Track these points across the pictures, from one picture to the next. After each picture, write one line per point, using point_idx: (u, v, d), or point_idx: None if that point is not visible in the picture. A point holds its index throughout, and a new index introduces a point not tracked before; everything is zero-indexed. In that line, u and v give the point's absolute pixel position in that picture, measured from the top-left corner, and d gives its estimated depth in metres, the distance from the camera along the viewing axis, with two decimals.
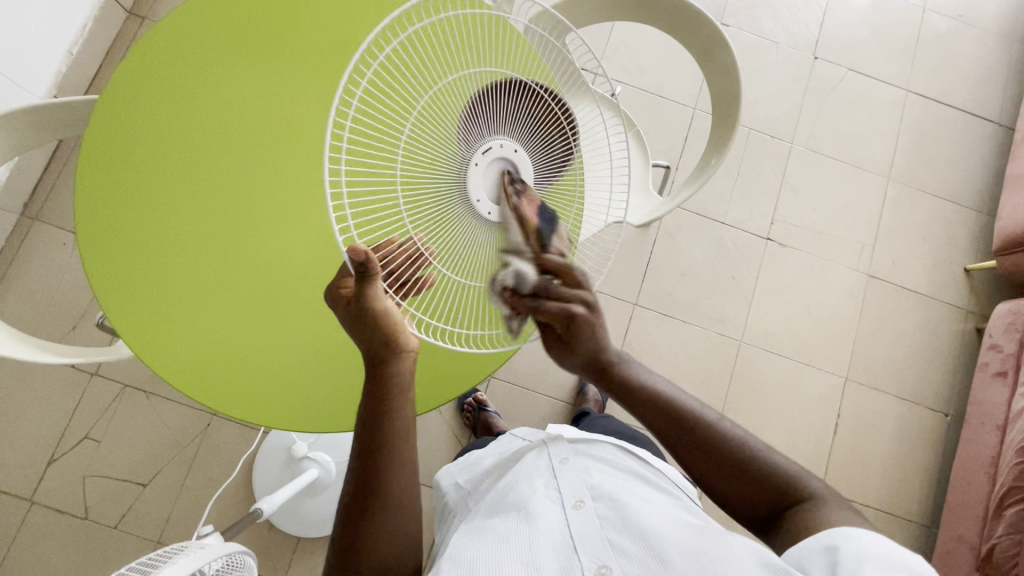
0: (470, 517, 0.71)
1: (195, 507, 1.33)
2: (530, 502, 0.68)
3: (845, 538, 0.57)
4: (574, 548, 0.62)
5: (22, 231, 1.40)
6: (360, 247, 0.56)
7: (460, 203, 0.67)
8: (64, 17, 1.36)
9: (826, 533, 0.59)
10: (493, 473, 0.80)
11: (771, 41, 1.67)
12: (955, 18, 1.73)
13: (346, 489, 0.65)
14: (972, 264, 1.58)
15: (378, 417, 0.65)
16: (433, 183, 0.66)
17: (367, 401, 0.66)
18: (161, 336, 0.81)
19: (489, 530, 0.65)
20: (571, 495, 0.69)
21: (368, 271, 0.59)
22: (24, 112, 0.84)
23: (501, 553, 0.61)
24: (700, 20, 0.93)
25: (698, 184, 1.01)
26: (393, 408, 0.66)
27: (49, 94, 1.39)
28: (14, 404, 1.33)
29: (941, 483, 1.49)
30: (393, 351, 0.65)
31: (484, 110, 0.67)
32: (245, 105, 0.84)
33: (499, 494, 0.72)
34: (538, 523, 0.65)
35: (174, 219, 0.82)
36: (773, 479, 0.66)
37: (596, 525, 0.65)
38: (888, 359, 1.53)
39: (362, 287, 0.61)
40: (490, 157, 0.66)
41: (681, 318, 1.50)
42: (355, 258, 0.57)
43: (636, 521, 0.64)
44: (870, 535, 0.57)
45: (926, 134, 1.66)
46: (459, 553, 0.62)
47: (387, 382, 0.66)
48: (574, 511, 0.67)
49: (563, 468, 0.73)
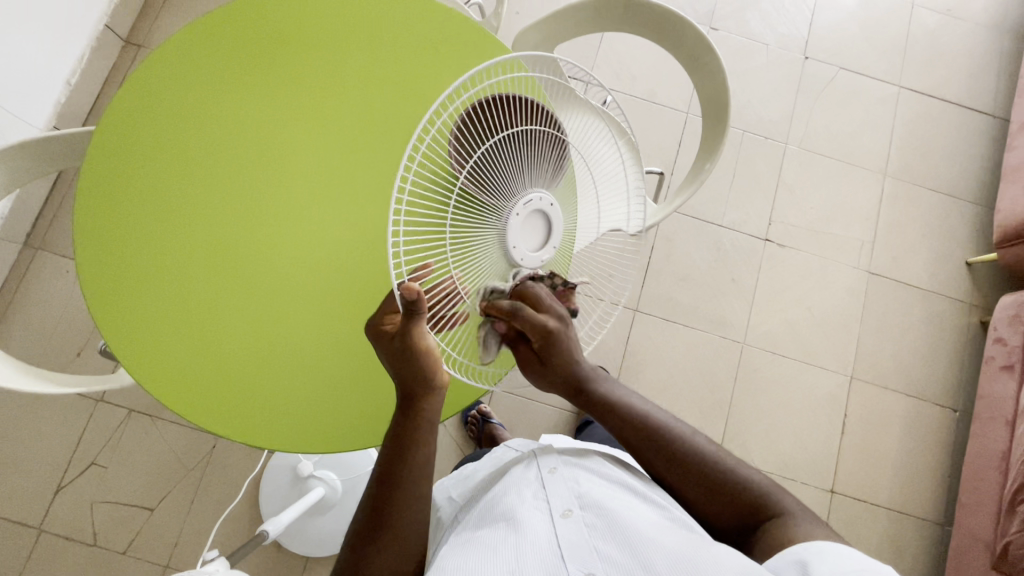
0: (460, 530, 0.71)
1: (203, 530, 1.33)
2: (518, 512, 0.67)
3: (823, 552, 0.59)
4: (561, 554, 0.62)
5: (24, 262, 1.42)
6: (416, 287, 0.53)
7: (498, 252, 0.60)
8: (62, 51, 1.39)
9: (797, 546, 0.62)
10: (484, 485, 0.80)
11: (761, 42, 1.68)
12: (944, 13, 1.74)
13: (358, 517, 0.65)
14: (974, 257, 1.57)
15: (400, 453, 0.65)
16: (474, 238, 0.58)
17: (396, 434, 0.66)
18: (165, 363, 0.82)
19: (477, 541, 0.65)
20: (560, 503, 0.69)
21: (417, 309, 0.56)
22: (24, 146, 0.86)
23: (486, 562, 0.61)
24: (685, 29, 0.94)
25: (690, 189, 1.01)
26: (423, 441, 0.66)
27: (49, 126, 1.41)
28: (21, 433, 1.34)
29: (953, 480, 1.47)
30: (431, 387, 0.65)
31: (523, 154, 0.60)
32: (240, 132, 0.85)
33: (489, 506, 0.72)
34: (525, 532, 0.64)
35: (170, 240, 0.83)
36: (746, 490, 0.70)
37: (584, 533, 0.64)
38: (892, 356, 1.52)
39: (409, 324, 0.58)
40: (530, 208, 0.59)
41: (682, 323, 1.50)
42: (406, 296, 0.54)
43: (624, 529, 0.64)
44: (846, 549, 0.59)
45: (920, 129, 1.66)
46: (445, 566, 0.62)
47: (419, 416, 0.66)
48: (562, 520, 0.66)
49: (553, 478, 0.73)
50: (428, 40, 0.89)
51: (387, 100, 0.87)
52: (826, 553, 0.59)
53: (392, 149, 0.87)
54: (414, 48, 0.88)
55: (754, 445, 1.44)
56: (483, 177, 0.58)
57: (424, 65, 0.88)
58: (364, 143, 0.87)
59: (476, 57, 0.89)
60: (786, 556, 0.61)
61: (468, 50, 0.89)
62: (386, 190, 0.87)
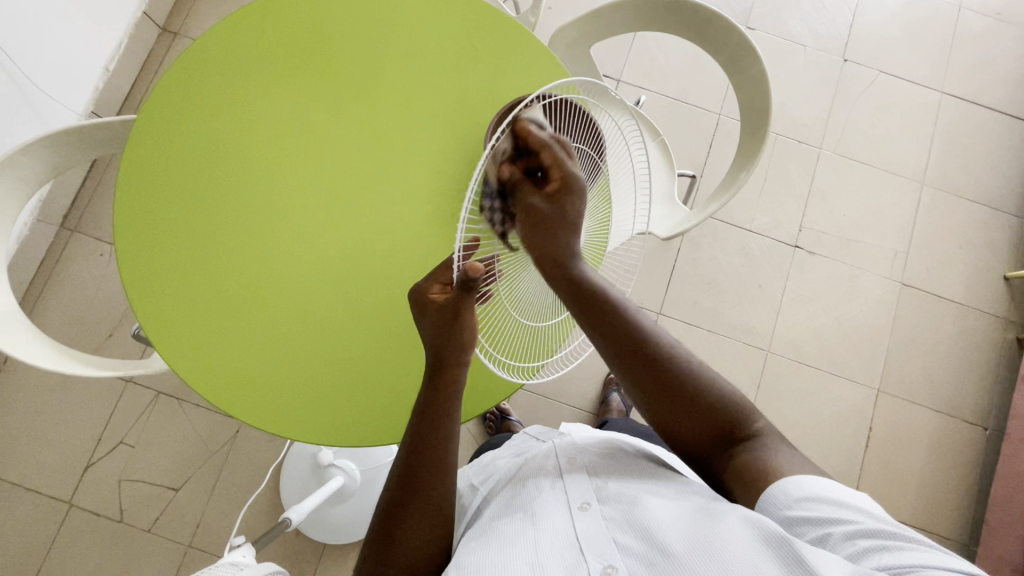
0: (479, 521, 0.71)
1: (224, 513, 1.36)
2: (537, 504, 0.68)
3: (814, 495, 0.57)
4: (579, 547, 0.61)
5: (61, 243, 1.46)
6: (481, 267, 0.57)
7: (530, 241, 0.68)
8: (100, 38, 1.41)
9: (787, 486, 0.59)
10: (504, 474, 0.80)
11: (798, 44, 1.63)
12: (991, 16, 1.67)
13: (390, 487, 0.68)
14: (1012, 272, 1.52)
15: (432, 421, 0.68)
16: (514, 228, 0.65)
17: (425, 405, 0.68)
18: (197, 350, 0.83)
19: (496, 533, 0.65)
20: (579, 496, 0.68)
21: (475, 285, 0.60)
22: (65, 134, 0.87)
23: (507, 554, 0.61)
24: (728, 30, 0.92)
25: (725, 196, 0.98)
26: (451, 412, 0.69)
27: (87, 111, 1.43)
28: (55, 409, 1.38)
29: (981, 499, 1.44)
30: (458, 362, 0.68)
31: (556, 148, 0.66)
32: (279, 126, 0.85)
33: (508, 498, 0.72)
34: (544, 525, 0.64)
35: (207, 229, 0.83)
36: (720, 411, 0.67)
37: (603, 526, 0.64)
38: (922, 370, 1.49)
39: (463, 299, 0.62)
40: None
41: (707, 327, 1.48)
42: (470, 274, 0.58)
43: (643, 522, 0.62)
44: (833, 487, 0.58)
45: (961, 137, 1.61)
46: (466, 560, 0.61)
47: (448, 389, 0.69)
48: (580, 512, 0.66)
49: (571, 471, 0.73)
50: (465, 36, 0.88)
51: (420, 99, 0.87)
52: (818, 499, 0.57)
53: (422, 149, 0.87)
54: (449, 43, 0.88)
55: None
56: (526, 171, 0.62)
57: (463, 65, 0.87)
58: (399, 141, 0.87)
59: (513, 55, 0.88)
60: (785, 491, 0.59)
61: (503, 47, 0.88)
62: (419, 188, 0.87)
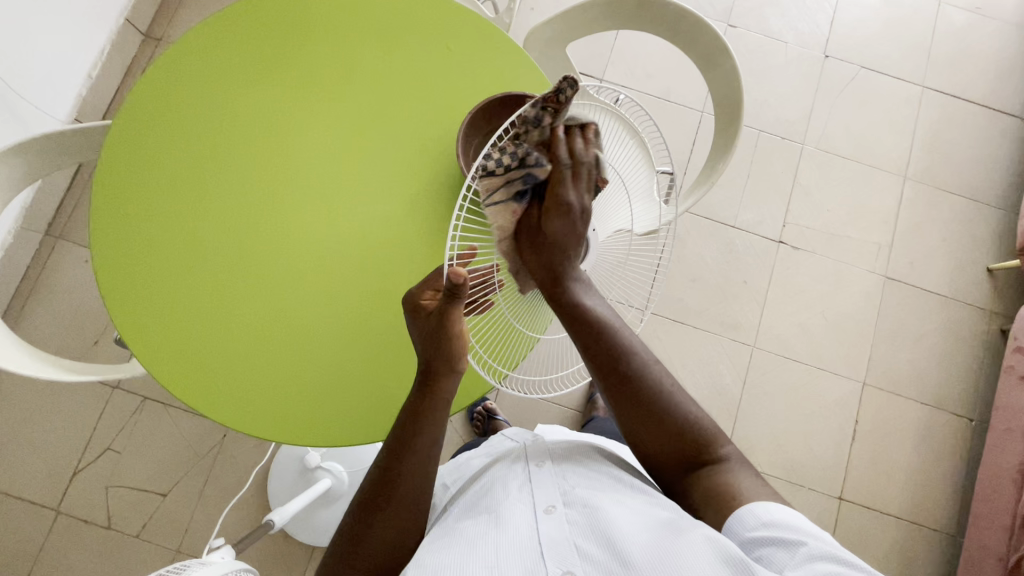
0: (445, 520, 0.72)
1: (212, 517, 1.36)
2: (502, 506, 0.68)
3: (772, 520, 0.63)
4: (540, 550, 0.62)
5: (46, 251, 1.46)
6: (462, 273, 0.58)
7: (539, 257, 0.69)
8: (81, 45, 1.41)
9: (750, 512, 0.65)
10: (475, 475, 0.80)
11: (780, 40, 1.64)
12: (971, 11, 1.69)
13: (363, 486, 0.69)
14: (995, 264, 1.53)
15: (416, 425, 0.68)
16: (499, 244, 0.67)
17: (411, 407, 0.68)
18: (171, 351, 0.83)
19: (459, 534, 0.66)
20: (544, 499, 0.69)
21: (459, 293, 0.60)
22: (40, 140, 0.88)
23: (467, 556, 0.61)
24: (699, 26, 0.93)
25: (701, 191, 0.99)
26: (437, 420, 0.68)
27: (70, 118, 1.44)
28: (41, 416, 1.38)
29: (967, 490, 1.44)
30: (450, 369, 0.67)
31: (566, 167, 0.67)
32: (251, 126, 0.85)
33: (475, 499, 0.72)
34: (507, 527, 0.65)
35: (181, 230, 0.84)
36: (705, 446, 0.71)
37: (565, 530, 0.64)
38: (907, 363, 1.49)
39: (450, 307, 0.62)
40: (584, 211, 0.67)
41: (692, 324, 1.49)
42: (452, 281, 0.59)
43: (607, 529, 0.63)
44: (789, 513, 0.64)
45: (943, 131, 1.62)
46: (425, 559, 0.62)
47: (438, 396, 0.68)
48: (545, 516, 0.66)
49: (540, 472, 0.73)
50: (437, 37, 0.89)
51: (393, 100, 0.87)
52: (776, 523, 0.63)
53: (395, 150, 0.87)
54: (422, 45, 0.88)
55: (762, 450, 1.43)
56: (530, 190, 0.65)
57: (435, 65, 0.88)
58: (372, 141, 0.87)
59: (485, 55, 0.89)
60: (742, 523, 0.64)
61: (476, 48, 0.89)
62: (392, 187, 0.87)
